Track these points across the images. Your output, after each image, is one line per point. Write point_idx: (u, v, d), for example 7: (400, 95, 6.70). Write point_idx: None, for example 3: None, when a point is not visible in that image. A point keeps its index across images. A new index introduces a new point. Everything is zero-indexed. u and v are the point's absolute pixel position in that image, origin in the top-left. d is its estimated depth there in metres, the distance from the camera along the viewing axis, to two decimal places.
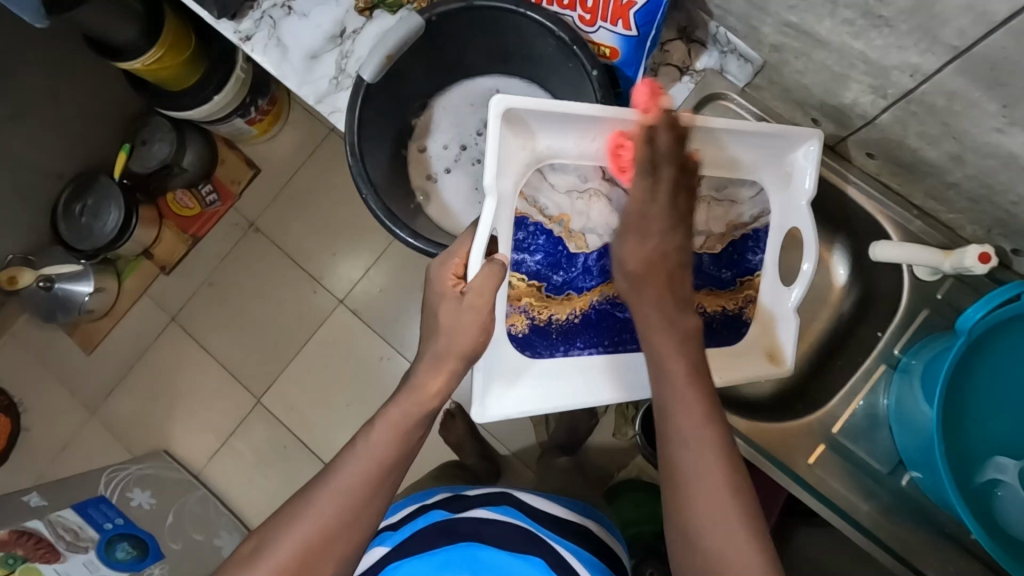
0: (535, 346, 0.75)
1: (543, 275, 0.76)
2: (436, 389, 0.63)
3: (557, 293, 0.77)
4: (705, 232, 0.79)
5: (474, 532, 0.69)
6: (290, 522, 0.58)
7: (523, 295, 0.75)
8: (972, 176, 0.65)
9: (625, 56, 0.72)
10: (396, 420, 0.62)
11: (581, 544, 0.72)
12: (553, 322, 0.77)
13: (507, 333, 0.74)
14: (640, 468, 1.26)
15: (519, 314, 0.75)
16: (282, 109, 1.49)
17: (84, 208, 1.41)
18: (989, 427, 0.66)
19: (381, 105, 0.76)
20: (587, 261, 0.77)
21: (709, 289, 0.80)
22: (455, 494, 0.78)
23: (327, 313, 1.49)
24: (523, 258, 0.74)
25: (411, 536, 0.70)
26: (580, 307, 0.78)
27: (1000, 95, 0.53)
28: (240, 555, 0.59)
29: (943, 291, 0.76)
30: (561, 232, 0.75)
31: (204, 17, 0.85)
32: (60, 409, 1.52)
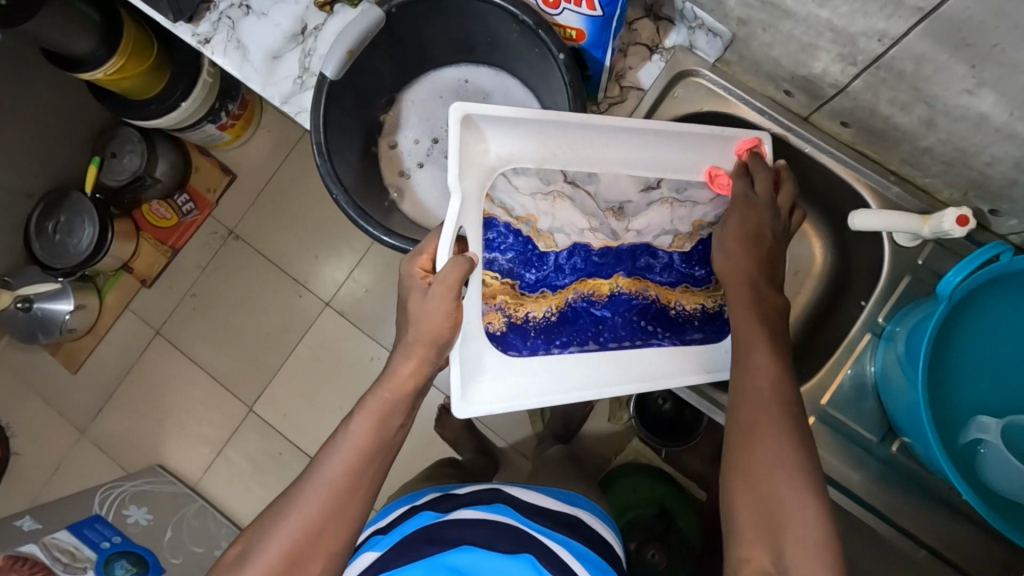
0: (515, 345, 0.72)
1: (516, 273, 0.74)
2: (407, 374, 0.63)
3: (531, 291, 0.75)
4: (672, 232, 0.78)
5: (461, 534, 0.67)
6: (281, 517, 0.58)
7: (498, 292, 0.73)
8: (945, 140, 0.64)
9: (592, 38, 0.70)
10: (376, 410, 0.62)
11: (572, 538, 0.70)
12: (531, 320, 0.74)
13: (484, 331, 0.71)
14: (637, 451, 1.26)
15: (496, 312, 0.72)
16: (253, 112, 1.46)
17: (57, 225, 1.38)
18: (973, 388, 0.67)
19: (346, 103, 0.74)
20: (558, 260, 0.75)
21: (682, 286, 0.78)
22: (444, 495, 0.78)
23: (314, 317, 1.47)
24: (494, 257, 0.73)
25: (400, 539, 0.70)
26: (557, 305, 0.75)
27: (967, 56, 0.53)
28: (229, 558, 0.59)
29: (924, 257, 0.76)
30: (529, 231, 0.74)
31: (160, 21, 0.82)
32: (50, 430, 1.50)
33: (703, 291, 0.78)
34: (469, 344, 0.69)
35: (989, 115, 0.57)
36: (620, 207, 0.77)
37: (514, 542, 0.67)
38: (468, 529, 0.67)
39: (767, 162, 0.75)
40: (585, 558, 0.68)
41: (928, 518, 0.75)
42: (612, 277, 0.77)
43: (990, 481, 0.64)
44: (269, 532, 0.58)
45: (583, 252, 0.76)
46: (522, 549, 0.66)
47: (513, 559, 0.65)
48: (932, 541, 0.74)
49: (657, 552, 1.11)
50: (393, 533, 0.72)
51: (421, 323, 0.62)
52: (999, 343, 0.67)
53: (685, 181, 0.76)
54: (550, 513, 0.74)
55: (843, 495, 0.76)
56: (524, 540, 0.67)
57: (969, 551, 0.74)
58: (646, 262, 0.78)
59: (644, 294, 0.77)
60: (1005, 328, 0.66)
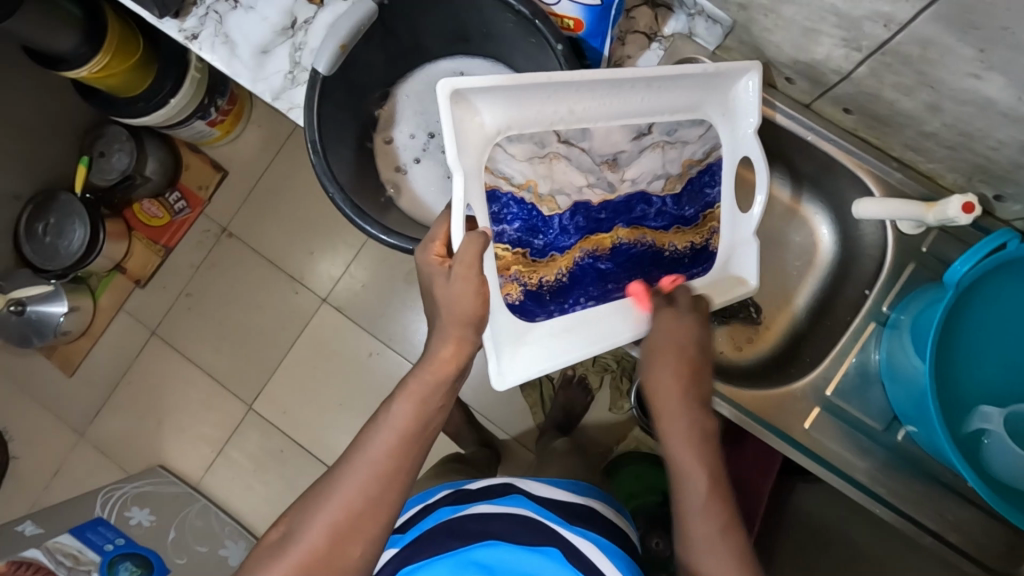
0: (534, 311, 0.72)
1: (525, 241, 0.71)
2: (450, 355, 0.62)
3: (541, 257, 0.73)
4: (664, 175, 0.76)
5: (483, 529, 0.65)
6: (323, 499, 0.58)
7: (511, 264, 0.70)
8: (951, 124, 0.64)
9: (589, 27, 0.69)
10: (416, 392, 0.61)
11: (589, 529, 0.70)
12: (545, 284, 0.73)
13: (504, 304, 0.70)
14: (638, 441, 1.27)
15: (512, 283, 0.70)
16: (242, 106, 1.43)
17: (47, 226, 1.36)
18: (977, 376, 0.67)
19: (340, 98, 0.73)
20: (562, 222, 0.74)
21: (674, 227, 0.78)
22: (458, 491, 0.76)
23: (311, 313, 1.46)
24: (501, 229, 0.70)
25: (419, 533, 0.69)
26: (566, 266, 0.74)
27: (975, 39, 0.52)
28: (269, 541, 0.59)
29: (928, 244, 0.76)
30: (532, 197, 0.72)
31: (145, 17, 0.80)
32: (47, 434, 1.48)
33: (692, 229, 0.79)
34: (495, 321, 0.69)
35: (996, 99, 0.57)
36: (614, 159, 0.74)
37: (537, 535, 0.65)
38: (491, 522, 0.66)
39: (755, 96, 0.73)
40: (609, 551, 0.66)
41: (934, 504, 0.75)
42: (612, 230, 0.76)
43: (992, 469, 0.64)
44: (312, 513, 0.58)
45: (584, 211, 0.75)
46: (546, 542, 0.64)
47: (538, 551, 0.63)
48: (938, 527, 0.75)
49: (662, 541, 1.10)
50: (412, 529, 0.71)
51: (453, 305, 0.61)
52: (1003, 330, 0.66)
53: (677, 122, 0.73)
54: (569, 509, 0.73)
55: (853, 486, 0.75)
56: (546, 533, 0.66)
57: (972, 534, 0.74)
58: (642, 211, 0.77)
59: (642, 240, 0.77)
60: (1010, 316, 0.66)
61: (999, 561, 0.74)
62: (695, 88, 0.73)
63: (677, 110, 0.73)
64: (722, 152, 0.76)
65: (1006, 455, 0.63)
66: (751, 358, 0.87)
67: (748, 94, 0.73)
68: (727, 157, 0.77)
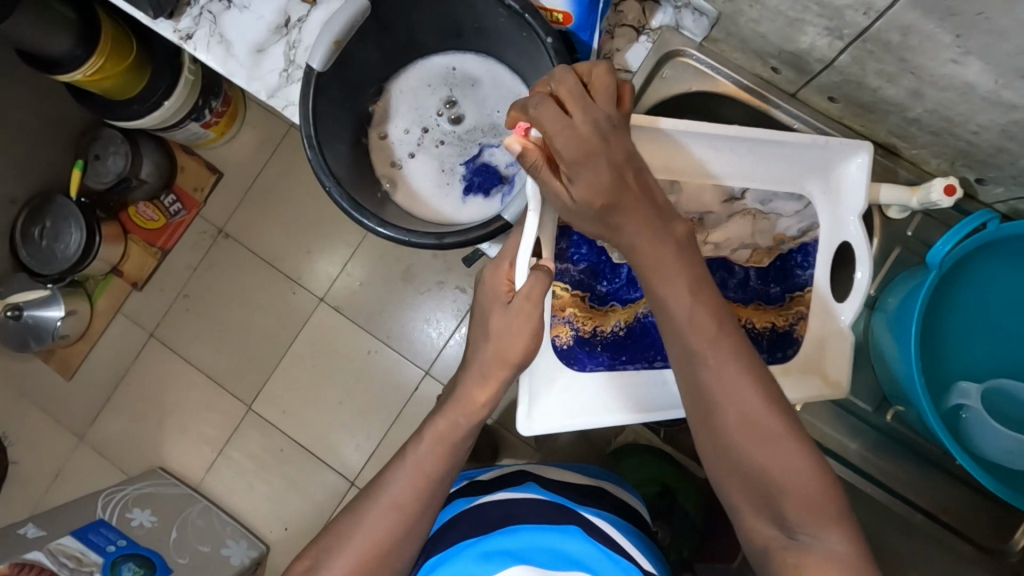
0: (581, 360, 0.75)
1: (587, 285, 0.76)
2: (484, 399, 0.64)
3: (601, 304, 0.77)
4: (751, 245, 0.77)
5: (504, 514, 0.66)
6: (349, 536, 0.61)
7: (568, 305, 0.76)
8: (933, 110, 0.65)
9: (579, 20, 0.69)
10: (445, 430, 0.64)
11: (603, 509, 0.72)
12: (598, 333, 0.76)
13: (552, 344, 0.75)
14: (637, 433, 1.25)
15: (564, 324, 0.76)
16: (236, 108, 1.44)
17: (43, 230, 1.37)
18: (955, 352, 0.69)
19: (335, 94, 0.73)
20: (631, 272, 0.76)
21: (755, 303, 0.76)
22: (474, 480, 0.77)
23: (308, 313, 1.47)
24: (567, 267, 0.76)
25: (443, 524, 0.71)
26: (626, 319, 0.77)
27: (952, 25, 0.53)
28: (294, 575, 0.62)
29: (913, 228, 0.78)
30: (607, 243, 0.76)
31: (140, 19, 0.81)
32: (47, 438, 1.49)
33: (774, 309, 0.76)
34: (541, 359, 0.74)
35: (975, 83, 0.58)
36: (701, 218, 0.76)
37: (554, 514, 0.66)
38: (512, 506, 0.67)
39: (862, 178, 0.72)
40: (622, 528, 0.69)
41: (924, 483, 0.78)
42: None
43: (974, 443, 0.67)
44: (337, 547, 0.61)
45: None
46: (564, 521, 0.65)
47: (555, 529, 0.64)
48: (930, 505, 0.77)
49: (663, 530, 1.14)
50: (435, 521, 0.73)
51: (485, 314, 0.63)
52: (984, 307, 0.68)
53: (772, 192, 0.76)
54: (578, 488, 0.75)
55: (844, 466, 0.78)
56: (563, 512, 0.67)
57: (962, 510, 0.77)
58: (721, 278, 0.76)
59: None
60: (992, 294, 0.68)
61: (989, 537, 0.76)
62: (801, 164, 0.74)
63: (777, 180, 0.75)
64: (820, 235, 0.76)
65: (986, 429, 0.65)
66: None
67: (854, 177, 0.73)
68: (824, 243, 0.76)
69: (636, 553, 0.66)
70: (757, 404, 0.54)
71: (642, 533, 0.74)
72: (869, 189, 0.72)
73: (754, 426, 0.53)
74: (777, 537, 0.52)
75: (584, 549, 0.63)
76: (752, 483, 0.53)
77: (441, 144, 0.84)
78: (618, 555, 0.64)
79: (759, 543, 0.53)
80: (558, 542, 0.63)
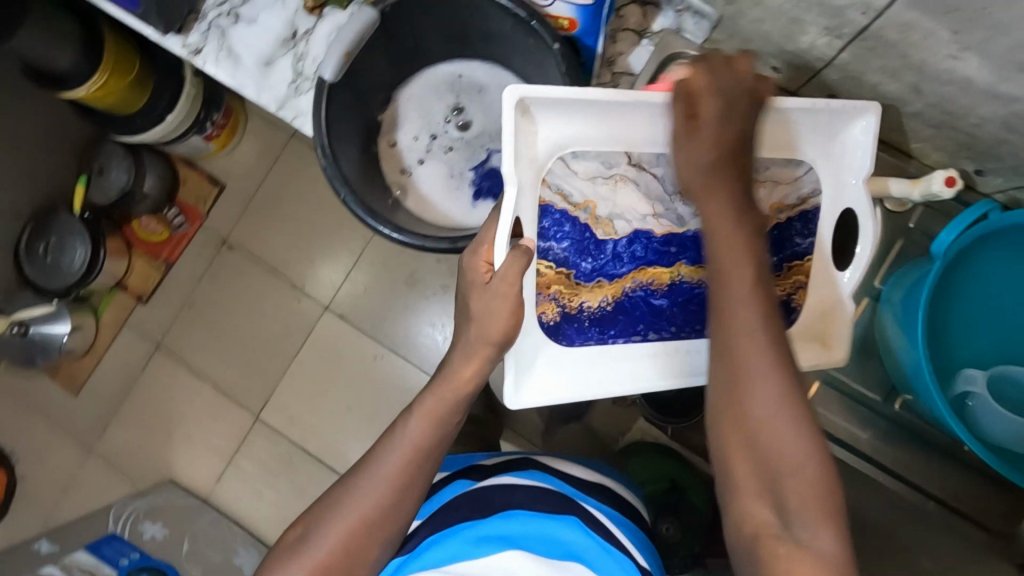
0: (568, 334, 0.75)
1: (571, 262, 0.75)
2: (470, 374, 0.65)
3: (587, 280, 0.75)
4: None
5: (505, 499, 0.68)
6: (340, 507, 0.63)
7: (552, 282, 0.74)
8: (932, 104, 0.67)
9: (583, 26, 0.71)
10: (432, 409, 0.65)
11: (605, 498, 0.72)
12: (585, 309, 0.75)
13: (538, 321, 0.73)
14: (644, 430, 1.28)
15: (550, 301, 0.74)
16: (237, 119, 1.45)
17: (48, 246, 1.37)
18: (960, 340, 0.71)
19: (346, 102, 0.75)
20: (616, 247, 0.76)
21: None
22: (474, 460, 0.78)
23: (314, 320, 1.48)
24: (550, 246, 0.73)
25: (440, 504, 0.70)
26: (613, 294, 0.76)
27: (951, 22, 0.55)
28: (286, 542, 0.63)
29: (915, 220, 0.79)
30: (588, 219, 0.74)
31: (149, 34, 0.82)
32: (54, 453, 1.49)
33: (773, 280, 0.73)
34: (527, 337, 0.72)
35: (974, 77, 0.60)
36: None
37: (555, 505, 0.68)
38: (514, 492, 0.68)
39: (869, 138, 0.70)
40: (620, 520, 0.70)
41: (933, 469, 0.80)
42: (674, 265, 0.77)
43: (981, 428, 0.68)
44: (327, 519, 0.62)
45: (644, 240, 0.76)
46: (565, 511, 0.67)
47: (555, 519, 0.66)
48: (941, 492, 0.79)
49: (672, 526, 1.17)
50: (431, 502, 0.72)
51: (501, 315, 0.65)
52: (988, 296, 0.70)
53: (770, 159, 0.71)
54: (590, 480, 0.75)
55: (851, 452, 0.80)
56: (564, 501, 0.68)
57: (973, 496, 0.79)
58: None
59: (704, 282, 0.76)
60: (996, 281, 0.69)
61: (999, 520, 0.78)
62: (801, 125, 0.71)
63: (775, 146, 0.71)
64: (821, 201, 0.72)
65: (993, 414, 0.67)
66: None
67: (860, 140, 0.71)
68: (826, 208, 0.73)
69: (631, 546, 0.68)
70: (774, 398, 0.54)
71: (642, 529, 0.75)
72: (873, 154, 0.70)
73: (768, 421, 0.54)
74: (772, 526, 0.52)
75: (585, 542, 0.65)
76: (758, 473, 0.54)
77: (449, 150, 0.86)
78: (616, 549, 0.65)
79: (751, 530, 0.53)
80: (557, 532, 0.65)
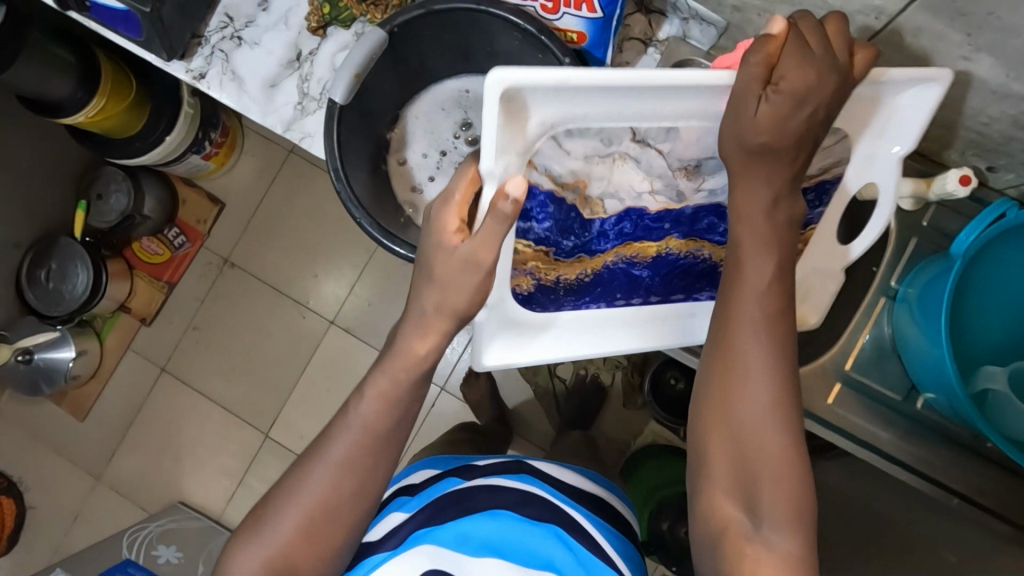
0: (538, 301, 0.72)
1: (552, 241, 0.68)
2: None
3: (567, 257, 0.71)
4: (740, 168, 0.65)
5: (490, 501, 0.67)
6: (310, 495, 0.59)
7: (529, 258, 0.69)
8: (943, 104, 0.67)
9: (592, 39, 0.69)
10: None
11: (593, 511, 0.72)
12: (562, 281, 0.72)
13: (512, 293, 0.69)
14: (656, 433, 1.31)
15: (525, 276, 0.69)
16: (235, 137, 1.45)
17: (49, 272, 1.36)
18: (981, 339, 0.71)
19: (354, 123, 0.74)
20: (604, 226, 0.70)
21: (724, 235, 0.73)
22: (467, 464, 0.77)
23: (319, 336, 1.47)
24: (530, 226, 0.66)
25: (428, 500, 0.69)
26: (593, 267, 0.73)
27: (963, 25, 0.55)
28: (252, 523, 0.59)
29: (929, 218, 0.79)
30: (575, 199, 0.67)
31: (151, 60, 0.81)
32: (63, 480, 1.48)
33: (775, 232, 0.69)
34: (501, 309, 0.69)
35: (986, 78, 0.60)
36: (693, 164, 0.66)
37: (543, 513, 0.67)
38: (497, 495, 0.68)
39: (920, 114, 0.62)
40: (603, 529, 0.70)
41: (954, 466, 0.78)
42: (662, 240, 0.73)
43: (1003, 424, 0.68)
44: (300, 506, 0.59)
45: (635, 217, 0.70)
46: (547, 518, 0.66)
47: (541, 528, 0.65)
48: (964, 488, 0.78)
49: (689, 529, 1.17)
50: (419, 495, 0.71)
51: None
52: (1007, 295, 0.70)
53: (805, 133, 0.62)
54: (576, 490, 0.75)
55: (880, 458, 0.79)
56: (551, 509, 0.68)
57: (1000, 494, 0.77)
58: (709, 224, 0.72)
59: (694, 254, 0.73)
60: (1012, 281, 0.70)
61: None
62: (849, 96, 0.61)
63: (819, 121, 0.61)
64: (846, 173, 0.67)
65: (1009, 407, 0.67)
66: None
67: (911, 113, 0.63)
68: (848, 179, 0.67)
69: (614, 555, 0.67)
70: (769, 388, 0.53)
71: (627, 539, 0.74)
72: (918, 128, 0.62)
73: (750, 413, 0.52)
74: (745, 512, 0.50)
75: (565, 558, 0.63)
76: (733, 462, 0.52)
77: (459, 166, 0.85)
78: (597, 566, 0.64)
79: (724, 522, 0.51)
80: (540, 542, 0.64)
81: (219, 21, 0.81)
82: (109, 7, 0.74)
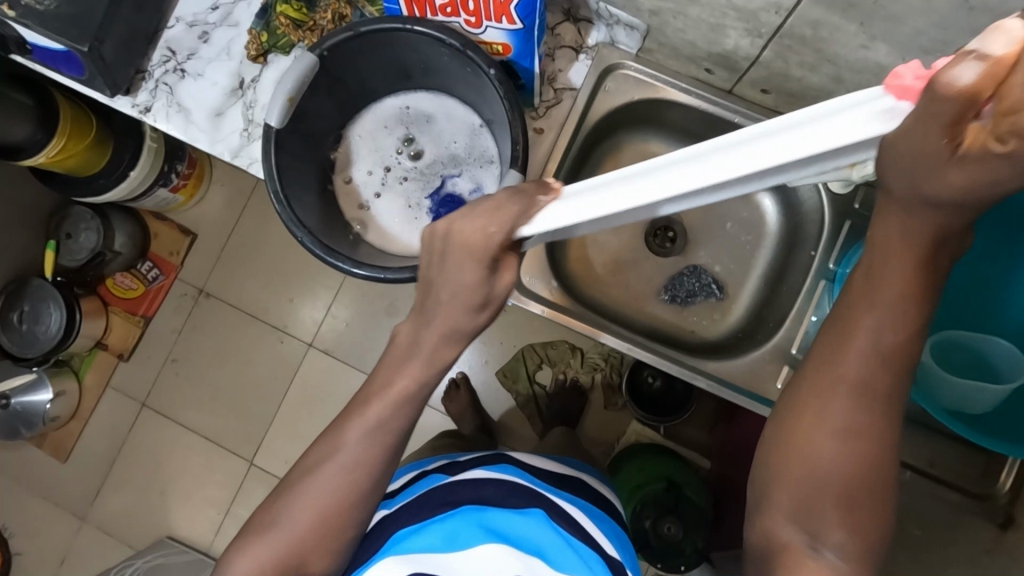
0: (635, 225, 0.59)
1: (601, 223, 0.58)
2: None
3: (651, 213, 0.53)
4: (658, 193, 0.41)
5: (476, 495, 0.65)
6: None
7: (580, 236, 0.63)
8: (855, 91, 0.70)
9: (518, 49, 0.71)
10: None
11: (577, 495, 0.73)
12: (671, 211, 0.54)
13: None
14: (638, 433, 1.29)
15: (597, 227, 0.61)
16: (202, 169, 1.46)
17: (22, 314, 1.36)
18: None
19: (294, 148, 0.77)
20: None
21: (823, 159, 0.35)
22: (450, 461, 0.77)
23: (298, 361, 1.48)
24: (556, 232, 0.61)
25: (413, 497, 0.68)
26: None
27: (855, 16, 0.58)
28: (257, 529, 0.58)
29: (859, 200, 0.81)
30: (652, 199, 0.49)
31: (98, 99, 0.83)
32: (49, 524, 1.47)
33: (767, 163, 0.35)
34: None
35: (886, 63, 0.63)
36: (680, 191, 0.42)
37: (523, 499, 0.66)
38: (485, 488, 0.66)
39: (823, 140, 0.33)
40: (594, 516, 0.71)
41: (906, 439, 0.82)
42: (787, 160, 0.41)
43: (939, 393, 0.71)
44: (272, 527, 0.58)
45: None
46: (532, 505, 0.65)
47: (526, 515, 0.63)
48: (916, 461, 0.81)
49: (674, 526, 1.16)
50: (404, 494, 0.71)
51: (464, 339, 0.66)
52: None
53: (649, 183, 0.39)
54: (554, 476, 0.75)
55: None
56: (537, 497, 0.67)
57: (945, 462, 0.82)
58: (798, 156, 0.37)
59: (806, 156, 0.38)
60: None
61: (976, 483, 0.81)
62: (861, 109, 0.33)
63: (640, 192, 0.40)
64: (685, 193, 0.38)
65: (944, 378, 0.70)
66: (720, 333, 0.94)
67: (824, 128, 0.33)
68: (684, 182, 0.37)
69: (602, 540, 0.67)
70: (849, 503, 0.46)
71: (612, 518, 0.75)
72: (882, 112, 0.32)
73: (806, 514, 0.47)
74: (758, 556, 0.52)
75: (548, 538, 0.62)
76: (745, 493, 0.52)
77: (404, 180, 0.86)
78: (583, 547, 0.63)
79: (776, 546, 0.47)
80: (524, 527, 0.62)
81: (161, 56, 0.82)
82: (49, 49, 0.76)
